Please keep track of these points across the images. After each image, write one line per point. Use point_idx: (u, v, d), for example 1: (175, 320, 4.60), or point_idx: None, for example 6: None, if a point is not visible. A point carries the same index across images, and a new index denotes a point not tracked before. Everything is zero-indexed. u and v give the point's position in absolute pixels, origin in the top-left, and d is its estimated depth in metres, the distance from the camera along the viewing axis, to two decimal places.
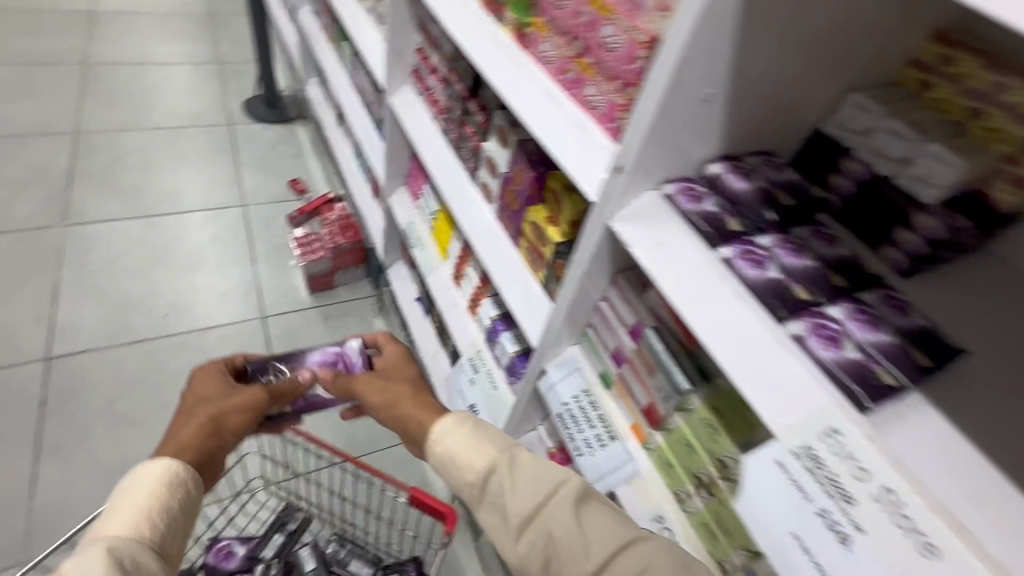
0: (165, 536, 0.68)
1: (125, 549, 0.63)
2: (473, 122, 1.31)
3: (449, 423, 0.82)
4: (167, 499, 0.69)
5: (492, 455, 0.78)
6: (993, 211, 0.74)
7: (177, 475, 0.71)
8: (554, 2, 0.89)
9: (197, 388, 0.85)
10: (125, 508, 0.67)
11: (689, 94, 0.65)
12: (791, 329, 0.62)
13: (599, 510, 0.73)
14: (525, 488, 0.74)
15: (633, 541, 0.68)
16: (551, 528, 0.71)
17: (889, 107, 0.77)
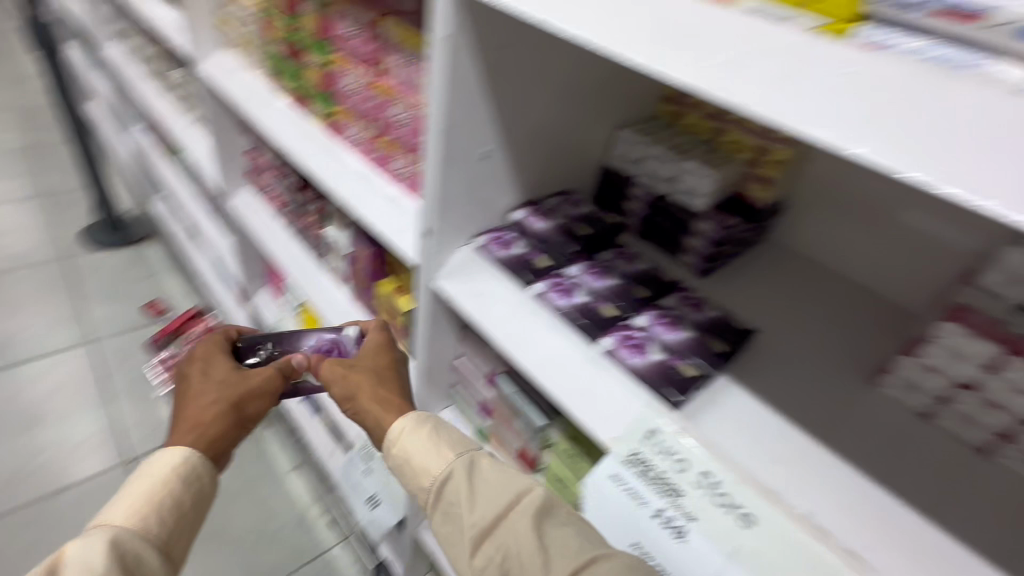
0: (170, 525, 0.64)
1: (128, 542, 0.60)
2: (311, 211, 1.30)
3: (412, 426, 0.73)
4: (172, 486, 0.65)
5: (450, 459, 0.70)
6: (753, 207, 0.88)
7: (184, 465, 0.67)
8: (347, 90, 0.94)
9: (202, 364, 0.79)
10: (136, 494, 0.64)
11: (464, 154, 0.71)
12: (602, 346, 0.68)
13: (568, 527, 0.62)
14: (490, 493, 0.66)
15: (597, 555, 0.58)
16: (516, 536, 0.62)
17: (652, 137, 0.88)
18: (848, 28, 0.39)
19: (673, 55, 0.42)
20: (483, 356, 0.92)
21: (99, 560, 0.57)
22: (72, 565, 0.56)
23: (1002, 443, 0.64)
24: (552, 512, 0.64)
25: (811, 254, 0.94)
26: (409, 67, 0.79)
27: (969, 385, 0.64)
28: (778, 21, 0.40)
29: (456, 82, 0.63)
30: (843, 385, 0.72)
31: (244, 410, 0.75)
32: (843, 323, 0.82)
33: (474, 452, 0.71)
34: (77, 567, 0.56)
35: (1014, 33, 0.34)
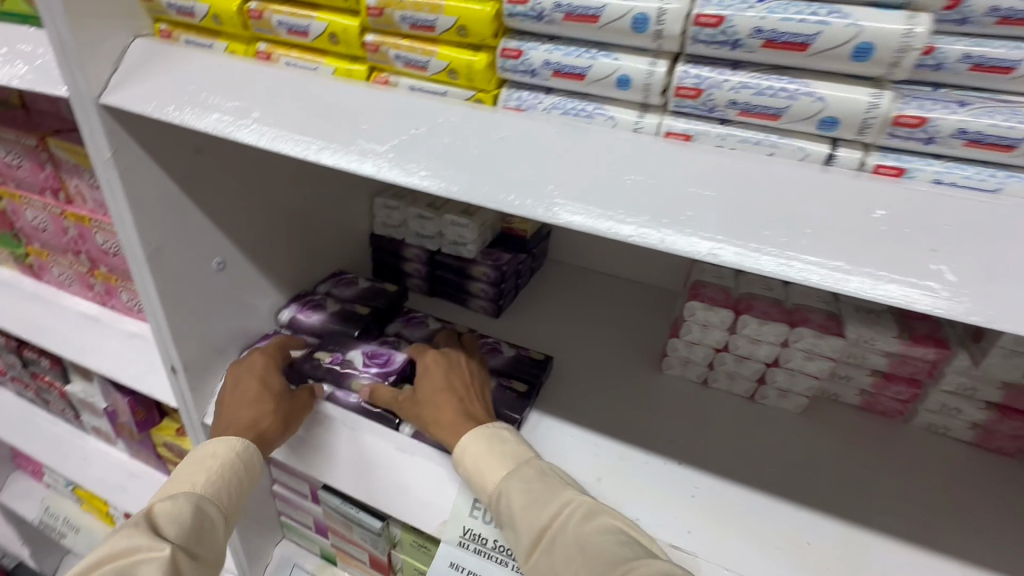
0: (244, 495, 0.57)
1: (204, 506, 0.53)
2: (40, 371, 1.04)
3: (474, 439, 0.56)
4: (238, 467, 0.56)
5: (501, 476, 0.53)
6: (521, 238, 0.93)
7: (244, 451, 0.57)
8: (32, 226, 0.77)
9: (231, 383, 0.64)
10: (200, 466, 0.55)
11: (186, 275, 0.61)
12: (405, 429, 0.62)
13: (609, 535, 0.48)
14: (531, 506, 0.51)
15: (628, 566, 0.45)
16: (568, 556, 0.48)
17: (407, 199, 0.87)
18: (494, 95, 0.41)
19: (344, 144, 0.39)
20: (295, 476, 0.79)
21: (188, 524, 0.51)
22: (165, 522, 0.50)
23: (761, 385, 0.75)
24: (597, 521, 0.49)
25: (585, 262, 1.02)
26: (98, 188, 0.67)
27: (724, 346, 0.74)
28: (436, 95, 0.41)
29: (142, 201, 0.54)
30: (636, 378, 0.81)
31: (270, 437, 0.60)
32: (623, 319, 0.91)
33: (521, 461, 0.54)
34: (170, 525, 0.50)
35: (615, 83, 0.36)
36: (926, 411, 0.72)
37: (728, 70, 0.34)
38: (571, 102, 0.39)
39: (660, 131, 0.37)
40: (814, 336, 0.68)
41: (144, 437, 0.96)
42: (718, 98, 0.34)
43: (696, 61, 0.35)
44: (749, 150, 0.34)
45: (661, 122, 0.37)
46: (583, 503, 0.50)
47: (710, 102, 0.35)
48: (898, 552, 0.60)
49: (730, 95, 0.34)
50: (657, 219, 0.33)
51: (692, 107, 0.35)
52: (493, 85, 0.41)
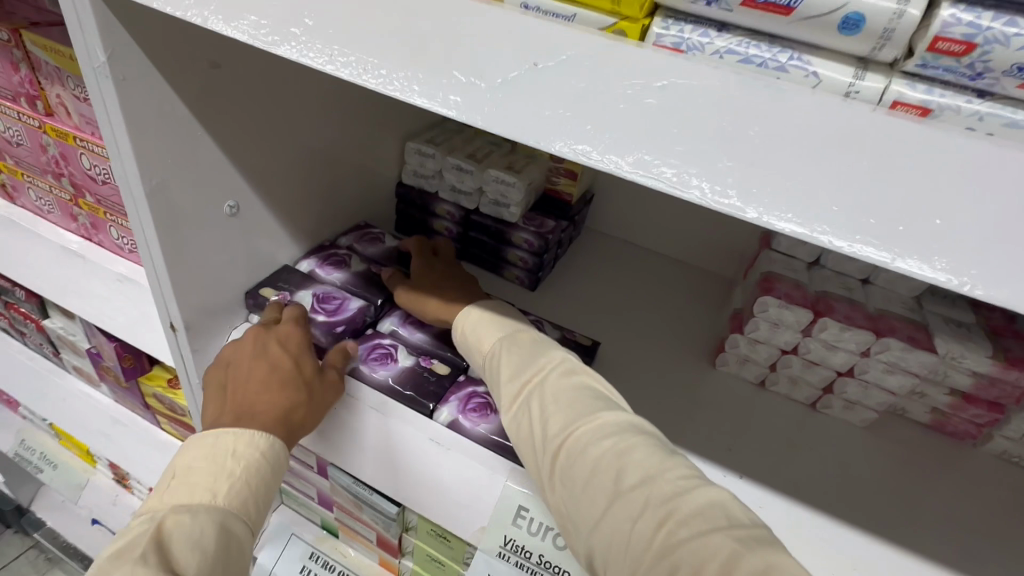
0: (264, 504, 0.49)
1: (228, 525, 0.44)
2: (16, 302, 0.94)
3: (476, 314, 0.57)
4: (265, 470, 0.49)
5: (497, 339, 0.54)
6: (566, 203, 0.82)
7: (271, 451, 0.50)
8: (4, 138, 0.65)
9: (251, 352, 0.54)
10: (218, 470, 0.46)
11: (191, 217, 0.51)
12: (440, 418, 0.54)
13: (589, 393, 0.48)
14: (515, 361, 0.51)
15: (599, 414, 0.45)
16: (543, 404, 0.47)
17: (444, 146, 0.76)
18: (642, 28, 0.36)
19: (433, 73, 0.29)
20: (301, 447, 0.72)
21: (213, 551, 0.42)
22: (185, 549, 0.41)
23: (827, 393, 0.68)
24: (575, 379, 0.50)
25: (628, 235, 0.93)
26: (85, 101, 0.55)
27: (793, 349, 0.66)
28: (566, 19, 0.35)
29: (143, 122, 0.43)
30: (685, 371, 0.73)
31: (295, 431, 0.52)
32: (670, 303, 0.83)
33: (517, 330, 0.55)
34: (192, 551, 0.41)
35: (843, 24, 0.31)
36: (1000, 437, 0.66)
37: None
38: (756, 47, 0.34)
39: (884, 98, 0.34)
40: (902, 349, 0.61)
41: (130, 385, 0.87)
42: (996, 62, 0.30)
43: (973, 5, 0.30)
44: (1004, 127, 0.32)
45: (891, 87, 0.33)
46: (567, 362, 0.51)
47: (982, 64, 0.31)
48: None
49: (1016, 57, 0.29)
50: (887, 227, 0.24)
51: (948, 68, 0.31)
52: (643, 13, 0.35)
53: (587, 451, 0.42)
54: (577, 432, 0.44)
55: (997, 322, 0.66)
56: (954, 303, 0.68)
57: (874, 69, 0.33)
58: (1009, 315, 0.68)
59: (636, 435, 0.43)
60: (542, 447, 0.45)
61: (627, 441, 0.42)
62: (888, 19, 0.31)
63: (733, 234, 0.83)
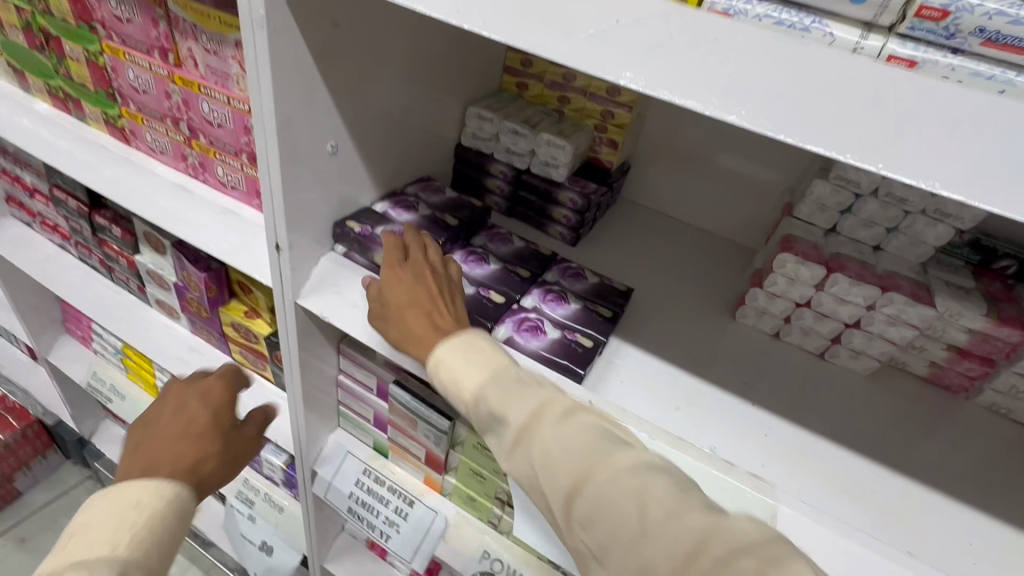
0: (167, 556, 0.58)
1: (128, 573, 0.53)
2: (111, 239, 1.06)
3: (448, 351, 0.58)
4: (165, 522, 0.58)
5: (474, 379, 0.55)
6: (607, 169, 0.91)
7: (177, 498, 0.60)
8: (132, 85, 0.76)
9: (173, 408, 0.69)
10: (121, 522, 0.56)
11: (306, 152, 0.61)
12: (499, 333, 0.65)
13: (590, 428, 0.51)
14: (504, 408, 0.53)
15: (608, 457, 0.48)
16: (543, 451, 0.50)
17: (501, 112, 0.85)
18: None
19: (538, 23, 0.38)
20: (367, 368, 0.83)
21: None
22: None
23: (834, 344, 0.77)
24: (571, 420, 0.51)
25: (659, 206, 1.01)
26: (215, 54, 0.65)
27: (806, 302, 0.75)
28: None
29: (282, 66, 0.53)
30: (708, 321, 0.82)
31: (203, 480, 0.64)
32: (696, 264, 0.91)
33: (502, 371, 0.56)
34: None
35: None
36: (991, 391, 0.74)
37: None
38: (786, 12, 0.41)
39: (881, 54, 0.41)
40: (904, 303, 0.68)
41: (211, 315, 0.99)
42: (964, 25, 0.38)
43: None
44: (970, 78, 0.40)
45: (886, 44, 0.40)
46: (557, 406, 0.53)
47: (954, 27, 0.38)
48: (960, 514, 0.62)
49: (978, 23, 0.38)
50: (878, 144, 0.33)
51: (930, 30, 0.39)
52: None
53: (606, 498, 0.46)
54: (592, 476, 0.47)
55: (995, 289, 0.74)
56: (956, 271, 0.75)
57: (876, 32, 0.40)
58: (1006, 284, 0.75)
59: (649, 475, 0.46)
60: (559, 490, 0.49)
61: (643, 483, 0.46)
62: None
63: (757, 205, 0.91)
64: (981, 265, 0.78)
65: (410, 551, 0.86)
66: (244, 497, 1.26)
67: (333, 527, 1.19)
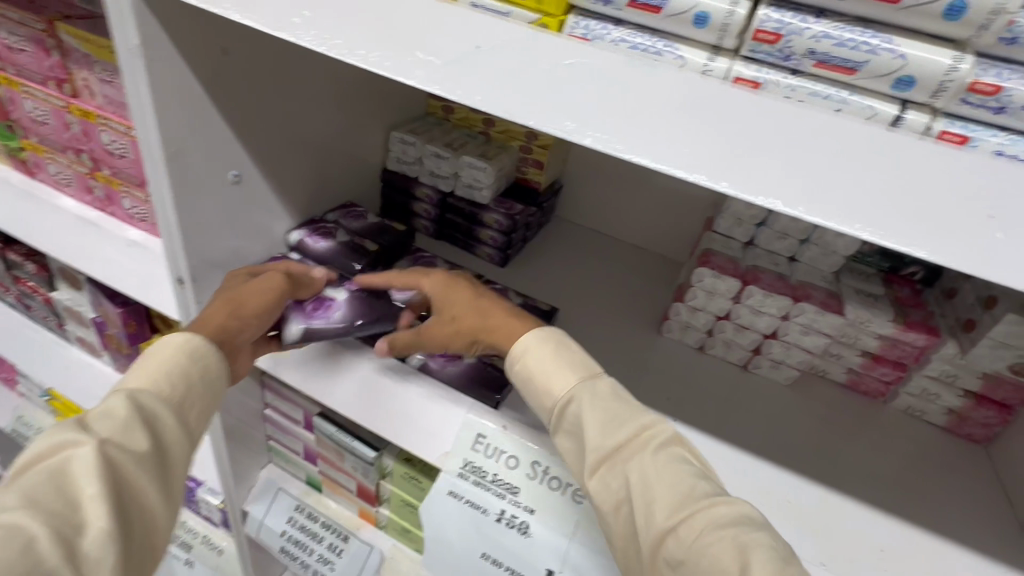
0: (195, 395, 0.51)
1: (145, 399, 0.47)
2: (24, 275, 1.01)
3: (539, 343, 0.54)
4: (185, 358, 0.51)
5: (572, 381, 0.52)
6: (535, 189, 0.91)
7: (189, 343, 0.52)
8: (30, 116, 0.73)
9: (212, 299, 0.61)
10: (144, 363, 0.50)
11: (202, 180, 0.59)
12: (413, 360, 0.64)
13: (686, 467, 0.47)
14: (602, 420, 0.49)
15: (710, 501, 0.44)
16: (638, 477, 0.46)
17: (424, 136, 0.85)
18: (560, 23, 0.47)
19: (400, 51, 0.38)
20: (291, 401, 0.80)
21: (125, 419, 0.44)
22: (96, 417, 0.43)
23: (756, 355, 0.78)
24: (672, 451, 0.48)
25: (592, 224, 1.02)
26: (110, 83, 0.64)
27: (726, 315, 0.76)
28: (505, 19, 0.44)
29: (166, 95, 0.52)
30: (636, 336, 0.82)
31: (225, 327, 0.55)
32: (626, 280, 0.92)
33: (593, 376, 0.53)
34: (102, 420, 0.44)
35: (694, 19, 0.42)
36: (906, 394, 0.75)
37: (812, 18, 0.41)
38: (641, 36, 0.45)
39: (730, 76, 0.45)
40: (815, 313, 0.70)
41: (131, 352, 0.95)
42: (797, 47, 0.41)
43: (779, 7, 0.41)
44: (813, 97, 0.43)
45: (732, 66, 0.44)
46: (662, 432, 0.49)
47: (789, 49, 0.42)
48: (875, 520, 0.63)
49: (808, 44, 0.41)
50: (724, 163, 0.33)
51: (770, 52, 0.42)
52: (560, 11, 0.47)
53: (700, 546, 0.41)
54: (691, 520, 0.43)
55: (903, 294, 0.76)
56: (867, 279, 0.77)
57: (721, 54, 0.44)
58: (915, 289, 0.78)
59: (753, 531, 0.42)
60: (647, 523, 0.44)
61: (746, 537, 0.41)
62: (724, 16, 0.42)
63: (682, 221, 0.93)
64: (891, 271, 0.80)
65: None
66: (180, 541, 1.19)
67: (274, 567, 1.13)
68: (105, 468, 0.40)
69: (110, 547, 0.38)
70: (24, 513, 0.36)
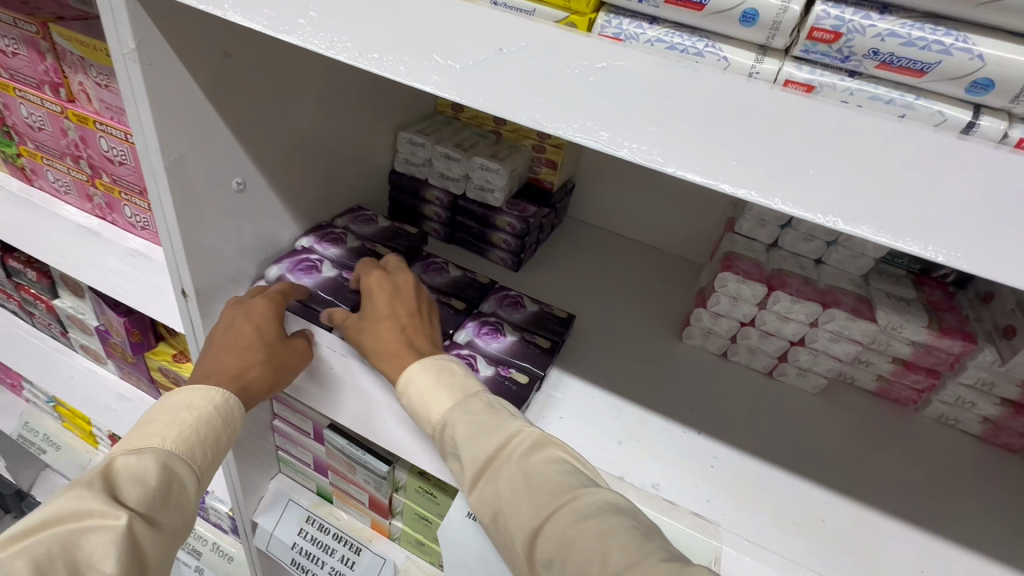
0: (213, 462, 0.52)
1: (175, 464, 0.47)
2: (26, 283, 0.99)
3: (419, 371, 0.54)
4: (216, 422, 0.52)
5: (447, 407, 0.52)
6: (549, 190, 0.88)
7: (226, 406, 0.53)
8: (26, 122, 0.70)
9: (223, 326, 0.59)
10: (173, 418, 0.50)
11: (204, 189, 0.57)
12: None
13: (558, 466, 0.48)
14: (472, 433, 0.50)
15: (571, 495, 0.45)
16: (506, 488, 0.47)
17: (434, 136, 0.82)
18: (589, 21, 0.44)
19: (417, 56, 0.35)
20: (300, 413, 0.77)
21: (155, 487, 0.45)
22: (128, 480, 0.44)
23: (782, 362, 0.75)
24: (543, 453, 0.49)
25: (606, 224, 0.99)
26: (107, 88, 0.61)
27: (750, 321, 0.73)
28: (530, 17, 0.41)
29: (164, 101, 0.49)
30: (655, 343, 0.79)
31: (253, 389, 0.56)
32: (643, 283, 0.89)
33: (468, 394, 0.53)
34: (133, 485, 0.44)
35: (741, 17, 0.40)
36: (939, 402, 0.72)
37: (876, 14, 0.37)
38: (680, 35, 0.42)
39: (779, 78, 0.42)
40: (845, 320, 0.67)
41: (136, 360, 0.93)
42: (859, 47, 0.38)
43: (839, 2, 0.38)
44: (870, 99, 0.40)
45: (782, 68, 0.42)
46: (531, 436, 0.50)
47: (848, 49, 0.39)
48: (911, 537, 0.60)
49: (871, 44, 0.38)
50: (775, 174, 0.30)
51: (824, 53, 0.40)
52: (589, 9, 0.43)
53: (566, 542, 0.42)
54: (554, 516, 0.44)
55: (935, 297, 0.73)
56: (897, 282, 0.74)
57: (770, 55, 0.41)
58: (948, 292, 0.75)
59: (615, 517, 0.43)
60: (521, 526, 0.46)
61: (606, 524, 0.42)
62: (775, 13, 0.39)
63: (703, 220, 0.90)
64: (922, 273, 0.77)
65: None
66: (189, 548, 1.18)
67: None
68: (129, 548, 0.41)
69: None
70: None
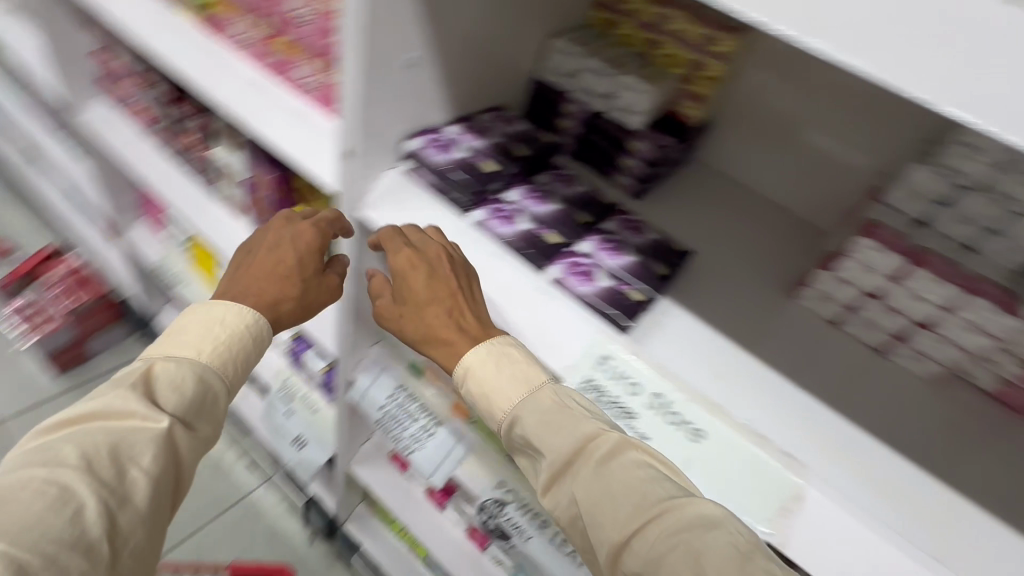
0: (244, 372, 0.65)
1: (208, 376, 0.60)
2: (190, 129, 1.12)
3: (480, 358, 0.60)
4: (246, 341, 0.64)
5: (518, 397, 0.59)
6: (685, 124, 0.86)
7: (254, 326, 0.65)
8: None
9: (272, 242, 0.72)
10: (208, 334, 0.62)
11: (384, 60, 0.61)
12: (549, 275, 0.65)
13: (642, 472, 0.52)
14: (552, 431, 0.56)
15: (662, 507, 0.49)
16: (579, 492, 0.53)
17: (586, 48, 0.83)
18: None
19: None
20: None
21: (187, 394, 0.58)
22: (163, 387, 0.57)
23: (897, 342, 0.72)
24: (619, 458, 0.53)
25: (734, 174, 0.95)
26: None
27: (878, 293, 0.70)
28: None
29: None
30: (766, 297, 0.77)
31: (281, 316, 0.69)
32: (762, 239, 0.86)
33: (535, 386, 0.59)
34: (170, 393, 0.57)
35: None
36: None
37: None
38: None
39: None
40: (987, 311, 0.63)
41: (273, 216, 1.03)
42: None
43: None
44: None
45: None
46: (606, 438, 0.54)
47: None
48: (999, 533, 0.58)
49: None
50: None
51: None
52: None
53: (657, 553, 0.47)
54: (644, 528, 0.48)
55: None
56: None
57: None
58: None
59: (706, 532, 0.46)
60: (606, 535, 0.50)
61: (700, 542, 0.46)
62: None
63: (842, 187, 0.85)
64: None
65: (431, 467, 0.90)
66: (282, 393, 1.30)
67: (362, 430, 1.24)
68: (164, 447, 0.55)
69: (136, 522, 0.51)
70: (80, 477, 0.49)
